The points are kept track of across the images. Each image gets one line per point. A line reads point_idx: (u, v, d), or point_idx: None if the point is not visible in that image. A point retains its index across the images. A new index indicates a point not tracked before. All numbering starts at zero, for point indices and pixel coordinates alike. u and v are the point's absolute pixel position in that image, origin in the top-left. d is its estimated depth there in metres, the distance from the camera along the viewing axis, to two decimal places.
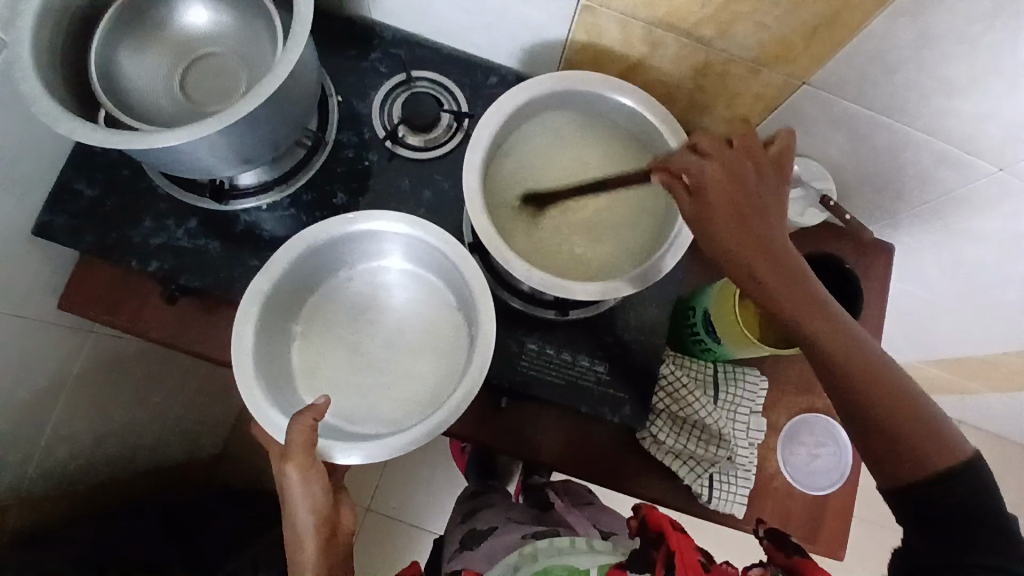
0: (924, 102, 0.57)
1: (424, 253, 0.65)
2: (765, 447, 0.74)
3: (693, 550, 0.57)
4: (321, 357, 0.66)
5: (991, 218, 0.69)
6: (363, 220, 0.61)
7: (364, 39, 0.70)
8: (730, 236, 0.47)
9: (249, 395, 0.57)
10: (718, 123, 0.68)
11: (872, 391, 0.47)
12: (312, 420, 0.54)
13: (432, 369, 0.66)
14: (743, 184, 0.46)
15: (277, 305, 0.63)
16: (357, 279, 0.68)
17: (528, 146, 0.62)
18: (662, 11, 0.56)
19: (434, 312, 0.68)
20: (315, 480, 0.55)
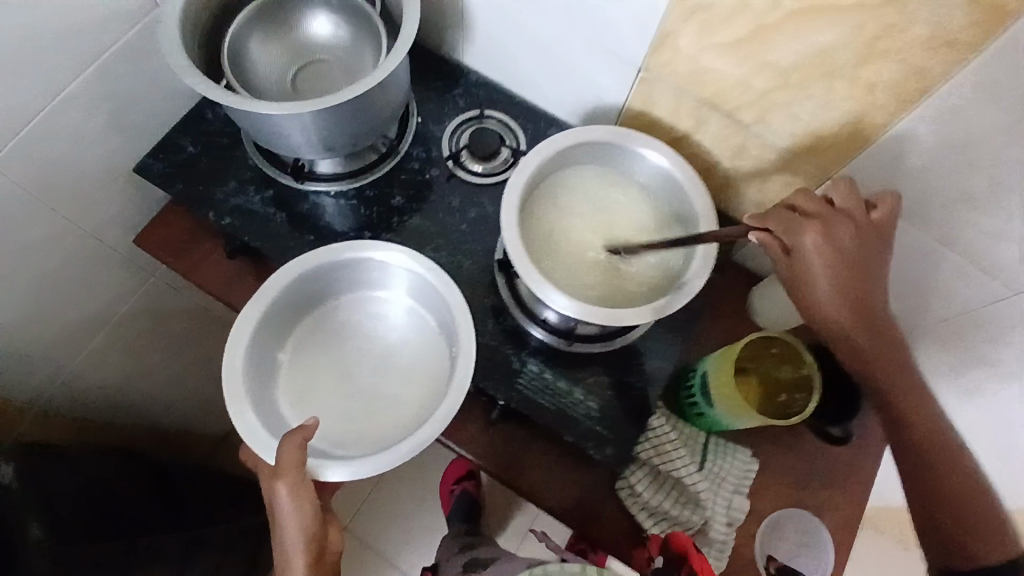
0: (941, 212, 0.60)
1: (411, 284, 0.72)
2: (746, 531, 0.73)
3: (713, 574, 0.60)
4: (308, 379, 0.73)
5: (1007, 345, 0.70)
6: (345, 253, 0.68)
7: (451, 75, 0.80)
8: (824, 300, 0.55)
9: (238, 409, 0.63)
10: (749, 205, 0.74)
11: (938, 463, 0.57)
12: (300, 440, 0.60)
13: (415, 392, 0.71)
14: (846, 251, 0.54)
15: (266, 328, 0.69)
16: (344, 308, 0.75)
17: (569, 186, 0.68)
18: (708, 91, 0.64)
19: (422, 339, 0.74)
20: (302, 497, 0.60)
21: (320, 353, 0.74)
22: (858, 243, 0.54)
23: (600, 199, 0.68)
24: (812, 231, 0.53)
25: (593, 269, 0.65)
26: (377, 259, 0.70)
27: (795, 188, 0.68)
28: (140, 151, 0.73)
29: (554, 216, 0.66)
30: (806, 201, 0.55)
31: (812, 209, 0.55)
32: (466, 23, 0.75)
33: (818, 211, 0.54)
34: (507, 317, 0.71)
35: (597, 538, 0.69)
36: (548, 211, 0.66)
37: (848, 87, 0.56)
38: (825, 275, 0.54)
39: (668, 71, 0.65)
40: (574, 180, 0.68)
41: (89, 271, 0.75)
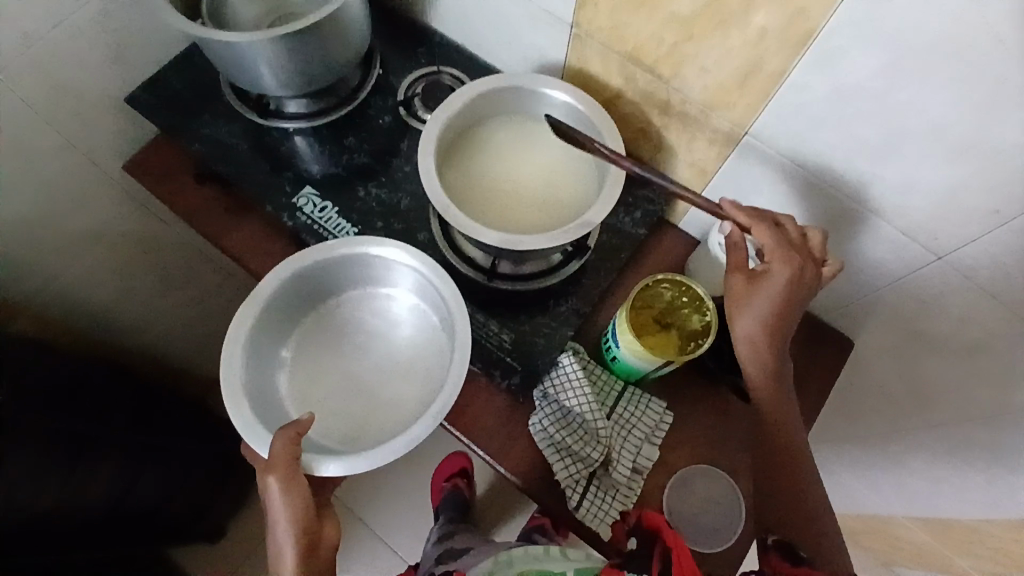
0: (849, 166, 0.61)
1: (410, 281, 0.75)
2: (653, 481, 0.73)
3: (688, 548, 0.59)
4: (309, 374, 0.77)
5: (936, 318, 0.69)
6: (342, 250, 0.71)
7: (418, 36, 0.86)
8: (750, 318, 0.62)
9: (236, 409, 0.66)
10: (681, 167, 0.76)
11: (791, 476, 0.64)
12: (293, 435, 0.62)
13: (413, 385, 0.75)
14: (797, 288, 0.61)
15: (268, 323, 0.73)
16: (346, 307, 0.79)
17: (497, 131, 0.72)
18: (629, 46, 0.67)
19: (423, 335, 0.78)
20: (295, 490, 0.62)
21: (320, 342, 0.78)
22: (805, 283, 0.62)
23: (524, 140, 0.72)
24: (784, 263, 0.60)
25: (508, 201, 0.69)
26: (376, 255, 0.73)
27: (716, 146, 0.70)
28: (133, 85, 0.83)
29: (476, 154, 0.71)
30: (791, 230, 0.62)
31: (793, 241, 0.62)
32: None
33: (791, 245, 0.61)
34: (435, 252, 0.76)
35: (504, 463, 0.72)
36: (470, 150, 0.71)
37: (742, 35, 0.57)
38: (766, 302, 0.61)
39: (594, 27, 0.68)
40: (503, 126, 0.72)
41: (81, 188, 0.85)
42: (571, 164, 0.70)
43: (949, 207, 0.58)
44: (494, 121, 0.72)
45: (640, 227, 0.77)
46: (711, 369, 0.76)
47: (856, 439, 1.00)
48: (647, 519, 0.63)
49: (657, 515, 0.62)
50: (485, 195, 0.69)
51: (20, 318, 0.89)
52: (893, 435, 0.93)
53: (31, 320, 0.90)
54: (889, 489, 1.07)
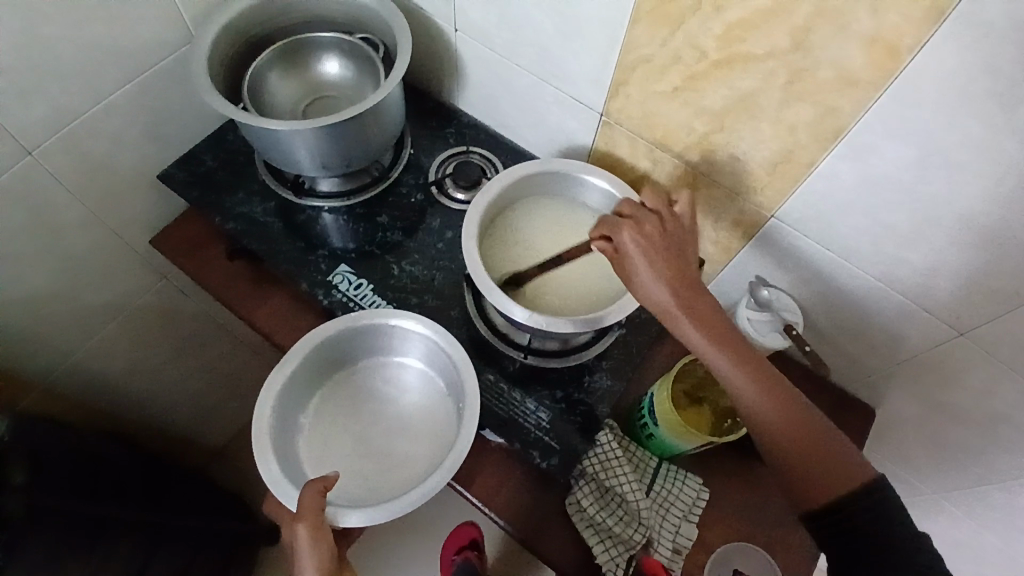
0: (875, 248, 0.64)
1: (423, 347, 0.74)
2: (693, 562, 0.72)
3: None
4: (326, 441, 0.73)
5: (961, 393, 0.71)
6: (363, 320, 0.72)
7: (445, 118, 0.90)
8: (651, 287, 0.57)
9: (265, 465, 0.65)
10: (706, 244, 0.79)
11: (777, 433, 0.54)
12: (322, 486, 0.62)
13: (423, 449, 0.73)
14: (660, 245, 0.59)
15: (292, 391, 0.72)
16: (359, 374, 0.77)
17: (532, 211, 0.75)
18: (659, 134, 0.71)
19: (430, 399, 0.76)
20: (321, 539, 0.60)
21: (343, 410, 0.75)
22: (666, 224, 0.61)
23: (558, 221, 0.74)
24: (623, 229, 0.59)
25: (548, 284, 0.71)
26: (394, 324, 0.73)
27: (743, 226, 0.73)
28: (166, 163, 0.84)
29: (514, 235, 0.73)
30: (633, 209, 0.62)
31: (629, 214, 0.62)
32: (458, 71, 0.85)
33: (636, 212, 0.62)
34: (468, 327, 0.77)
35: (542, 547, 0.71)
36: (508, 230, 0.73)
37: (773, 128, 0.61)
38: (643, 258, 0.58)
39: (624, 116, 0.72)
40: (538, 206, 0.75)
41: (107, 262, 0.85)
42: None
43: (973, 289, 0.60)
44: (529, 202, 0.75)
45: None
46: (742, 443, 0.77)
47: None
48: (647, 568, 0.68)
49: (655, 564, 0.68)
50: (525, 275, 0.71)
51: (34, 393, 0.86)
52: (915, 502, 0.93)
53: (43, 396, 0.88)
54: None
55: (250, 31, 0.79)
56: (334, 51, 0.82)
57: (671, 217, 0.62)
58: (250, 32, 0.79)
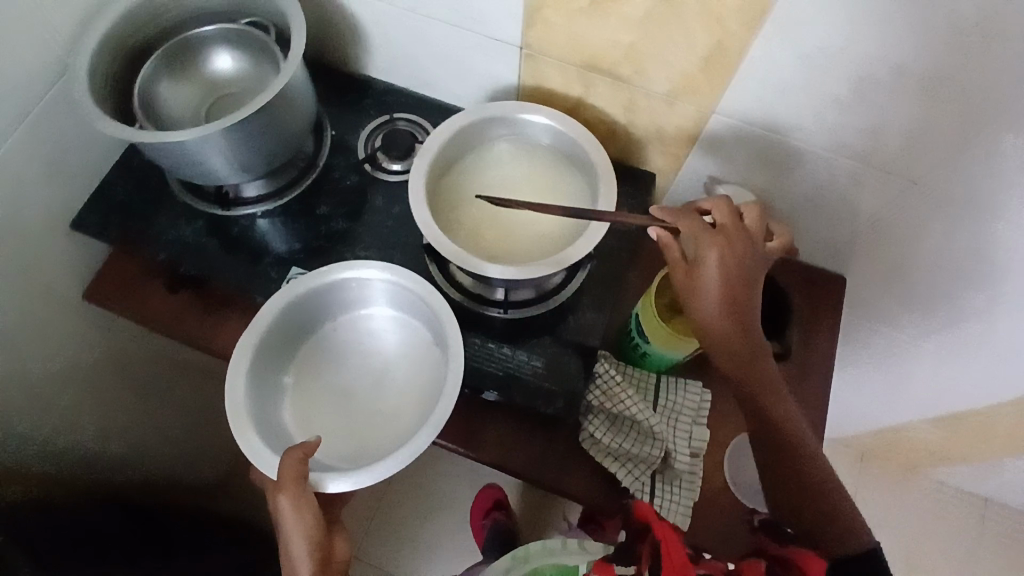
0: (819, 119, 0.64)
1: (398, 295, 0.72)
2: (712, 461, 0.75)
3: (677, 542, 0.61)
4: (311, 400, 0.72)
5: (920, 241, 0.74)
6: (336, 272, 0.69)
7: (360, 89, 0.85)
8: (710, 310, 0.60)
9: (243, 438, 0.62)
10: (654, 156, 0.78)
11: (803, 466, 0.65)
12: (301, 456, 0.60)
13: (413, 400, 0.71)
14: (736, 271, 0.59)
15: (266, 358, 0.69)
16: (341, 330, 0.75)
17: (476, 164, 0.72)
18: (585, 55, 0.69)
19: (414, 349, 0.74)
20: (305, 510, 0.59)
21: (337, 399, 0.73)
22: (740, 266, 0.60)
23: (504, 167, 0.72)
24: (709, 251, 0.59)
25: (510, 234, 0.69)
26: (364, 275, 0.70)
27: (687, 129, 0.72)
28: (75, 209, 0.78)
29: (465, 194, 0.71)
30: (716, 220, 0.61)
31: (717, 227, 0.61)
32: (362, 37, 0.80)
33: (705, 229, 0.60)
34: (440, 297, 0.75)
35: (568, 487, 0.72)
36: (456, 189, 0.71)
37: (700, 23, 0.60)
38: (714, 295, 0.60)
39: (545, 44, 0.69)
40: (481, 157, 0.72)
41: (45, 329, 0.79)
42: (558, 179, 0.71)
43: (918, 138, 0.62)
44: (471, 154, 0.72)
45: (632, 222, 0.78)
46: None
47: (861, 364, 1.06)
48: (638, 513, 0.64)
49: (646, 507, 0.64)
50: (484, 228, 0.69)
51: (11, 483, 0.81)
52: (896, 352, 0.99)
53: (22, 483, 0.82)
54: (899, 402, 1.13)
55: (125, 42, 0.71)
56: (223, 44, 0.76)
57: (742, 235, 0.61)
58: (125, 44, 0.71)
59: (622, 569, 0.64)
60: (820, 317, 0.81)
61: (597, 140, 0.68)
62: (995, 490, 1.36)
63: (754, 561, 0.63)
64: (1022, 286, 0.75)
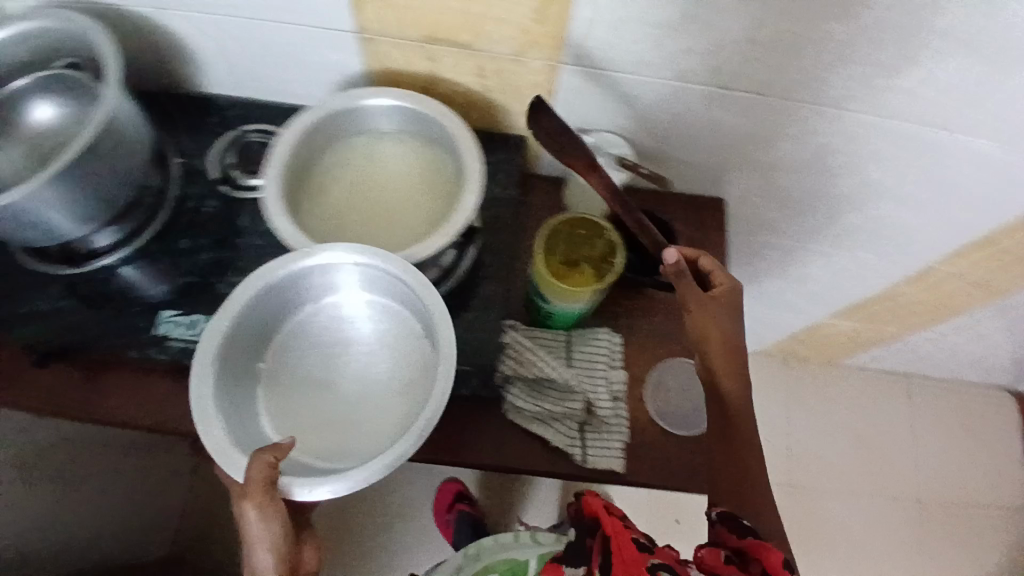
0: (661, 47, 0.65)
1: (381, 283, 0.66)
2: (635, 400, 0.77)
3: (625, 530, 0.68)
4: (290, 390, 0.68)
5: (784, 145, 0.77)
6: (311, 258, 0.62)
7: (204, 109, 0.79)
8: (702, 320, 0.68)
9: (208, 434, 0.58)
10: (520, 117, 0.77)
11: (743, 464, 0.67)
12: (270, 461, 0.56)
13: (402, 398, 0.67)
14: (725, 305, 0.69)
15: (238, 346, 0.65)
16: (323, 313, 0.70)
17: (331, 163, 0.69)
18: (421, 28, 0.66)
19: (401, 341, 0.69)
20: (271, 515, 0.57)
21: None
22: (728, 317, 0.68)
23: (362, 159, 0.70)
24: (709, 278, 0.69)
25: (380, 226, 0.67)
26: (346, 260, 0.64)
27: (543, 84, 0.71)
28: None
29: (325, 198, 0.68)
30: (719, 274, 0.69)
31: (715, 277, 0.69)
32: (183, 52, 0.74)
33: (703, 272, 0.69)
34: None
35: (502, 462, 0.71)
36: (315, 194, 0.68)
37: None
38: (711, 312, 0.68)
39: (378, 26, 0.66)
40: (334, 155, 0.69)
41: None
42: (419, 160, 0.69)
43: (753, 47, 0.64)
44: (323, 154, 0.69)
45: (511, 187, 0.78)
46: (630, 280, 0.80)
47: (765, 274, 1.11)
48: (588, 507, 0.72)
49: (596, 503, 0.72)
50: (351, 226, 0.66)
51: None
52: (791, 256, 1.04)
53: None
54: (806, 302, 1.20)
55: None
56: (37, 92, 0.70)
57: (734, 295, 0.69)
58: None
59: (573, 570, 0.69)
60: (710, 239, 0.84)
61: (448, 110, 0.65)
62: (914, 364, 1.46)
63: (715, 551, 0.64)
64: (882, 167, 0.79)
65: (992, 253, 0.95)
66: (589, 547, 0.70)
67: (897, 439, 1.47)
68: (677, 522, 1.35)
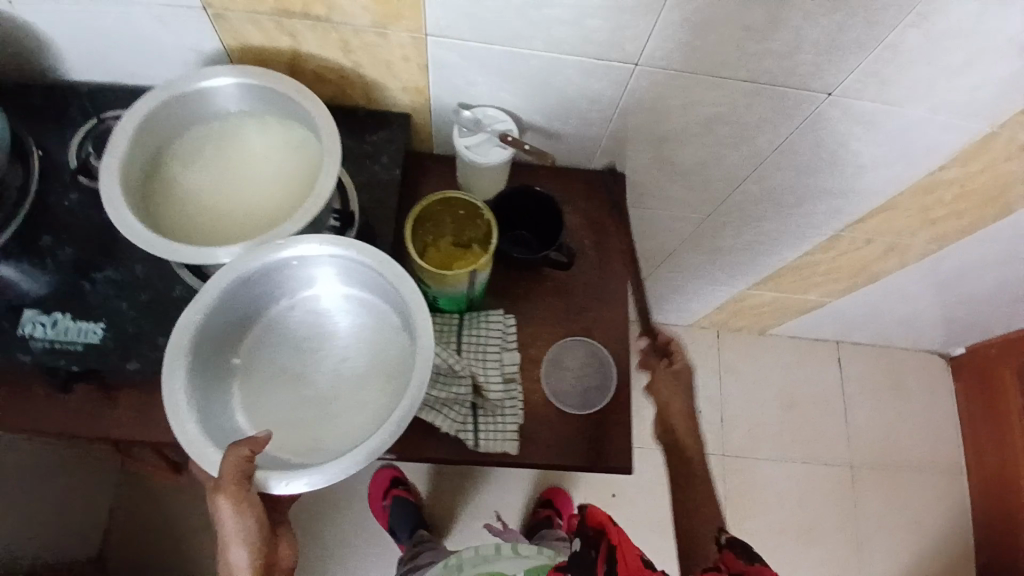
0: (525, 18, 0.62)
1: (361, 273, 0.64)
2: (531, 380, 0.76)
3: (628, 541, 0.75)
4: (263, 384, 0.65)
5: (672, 116, 0.76)
6: (281, 250, 0.60)
7: (62, 97, 0.75)
8: (662, 395, 0.74)
9: (178, 426, 0.57)
10: (399, 94, 0.75)
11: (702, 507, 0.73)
12: (245, 454, 0.55)
13: (380, 388, 0.64)
14: (676, 376, 0.74)
15: (212, 336, 0.62)
16: (300, 306, 0.67)
17: (182, 151, 0.65)
18: (270, 2, 0.62)
19: (380, 333, 0.66)
20: (246, 511, 0.56)
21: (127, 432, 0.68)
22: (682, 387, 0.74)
23: (215, 144, 0.66)
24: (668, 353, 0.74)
25: (237, 210, 0.63)
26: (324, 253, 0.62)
27: (413, 59, 0.68)
28: None
29: (177, 187, 0.64)
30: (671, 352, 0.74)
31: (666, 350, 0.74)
32: (25, 36, 0.68)
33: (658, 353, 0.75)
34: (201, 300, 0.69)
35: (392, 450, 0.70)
36: (165, 185, 0.64)
37: None
38: (664, 387, 0.74)
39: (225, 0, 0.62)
40: (185, 142, 0.66)
41: None
42: (276, 138, 0.66)
43: (620, 16, 0.61)
44: (172, 143, 0.65)
45: (395, 167, 0.75)
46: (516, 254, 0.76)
47: (682, 249, 1.11)
48: (593, 519, 0.77)
49: (601, 514, 0.77)
50: (207, 214, 0.63)
51: None
52: (704, 230, 1.05)
53: None
54: (727, 275, 1.21)
55: None
56: None
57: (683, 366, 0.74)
58: None
59: None
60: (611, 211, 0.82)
61: (297, 83, 0.63)
62: (845, 331, 1.48)
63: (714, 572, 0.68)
64: (774, 137, 0.79)
65: (897, 217, 0.95)
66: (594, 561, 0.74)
67: (831, 406, 1.50)
68: (614, 495, 1.41)
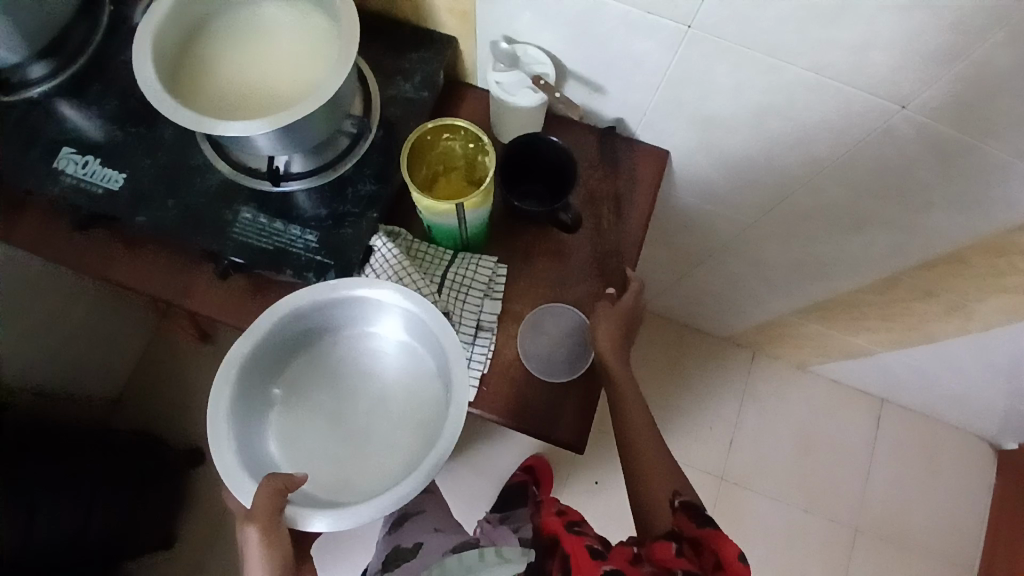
0: None
1: (407, 323, 0.65)
2: (506, 334, 0.74)
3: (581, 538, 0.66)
4: (304, 416, 0.65)
5: (720, 98, 0.69)
6: (348, 288, 0.62)
7: None
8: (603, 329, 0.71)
9: (218, 454, 0.57)
10: (444, 16, 0.73)
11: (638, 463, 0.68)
12: (281, 486, 0.55)
13: (412, 433, 0.64)
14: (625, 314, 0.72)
15: (258, 367, 0.62)
16: (343, 346, 0.67)
17: (219, 29, 0.67)
18: None
19: (417, 378, 0.66)
20: (273, 544, 0.55)
21: (123, 277, 0.73)
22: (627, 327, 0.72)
23: (250, 28, 0.67)
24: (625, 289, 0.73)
25: (256, 91, 0.64)
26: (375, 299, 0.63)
27: None
28: None
29: (207, 61, 0.65)
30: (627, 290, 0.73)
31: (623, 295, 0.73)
32: None
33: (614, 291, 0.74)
34: (212, 173, 0.72)
35: None
36: (197, 57, 0.65)
37: None
38: (608, 322, 0.71)
39: None
40: (224, 21, 0.67)
41: None
42: (307, 31, 0.67)
43: None
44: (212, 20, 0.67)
45: (423, 90, 0.74)
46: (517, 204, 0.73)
47: (720, 250, 1.05)
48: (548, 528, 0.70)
49: (556, 522, 0.70)
50: (228, 90, 0.64)
51: None
52: (744, 235, 0.98)
53: None
54: (766, 292, 1.13)
55: None
56: None
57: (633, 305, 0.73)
58: None
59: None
60: (637, 186, 0.79)
61: None
62: (888, 389, 1.35)
63: (665, 541, 0.61)
64: (832, 145, 0.71)
65: (961, 274, 0.85)
66: (545, 568, 0.65)
67: (851, 461, 1.39)
68: (594, 483, 1.39)
